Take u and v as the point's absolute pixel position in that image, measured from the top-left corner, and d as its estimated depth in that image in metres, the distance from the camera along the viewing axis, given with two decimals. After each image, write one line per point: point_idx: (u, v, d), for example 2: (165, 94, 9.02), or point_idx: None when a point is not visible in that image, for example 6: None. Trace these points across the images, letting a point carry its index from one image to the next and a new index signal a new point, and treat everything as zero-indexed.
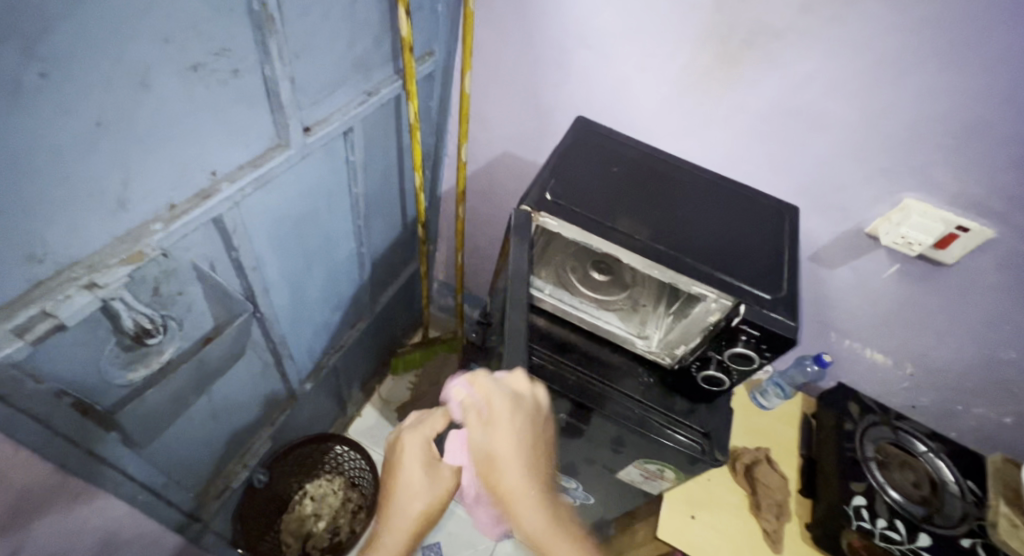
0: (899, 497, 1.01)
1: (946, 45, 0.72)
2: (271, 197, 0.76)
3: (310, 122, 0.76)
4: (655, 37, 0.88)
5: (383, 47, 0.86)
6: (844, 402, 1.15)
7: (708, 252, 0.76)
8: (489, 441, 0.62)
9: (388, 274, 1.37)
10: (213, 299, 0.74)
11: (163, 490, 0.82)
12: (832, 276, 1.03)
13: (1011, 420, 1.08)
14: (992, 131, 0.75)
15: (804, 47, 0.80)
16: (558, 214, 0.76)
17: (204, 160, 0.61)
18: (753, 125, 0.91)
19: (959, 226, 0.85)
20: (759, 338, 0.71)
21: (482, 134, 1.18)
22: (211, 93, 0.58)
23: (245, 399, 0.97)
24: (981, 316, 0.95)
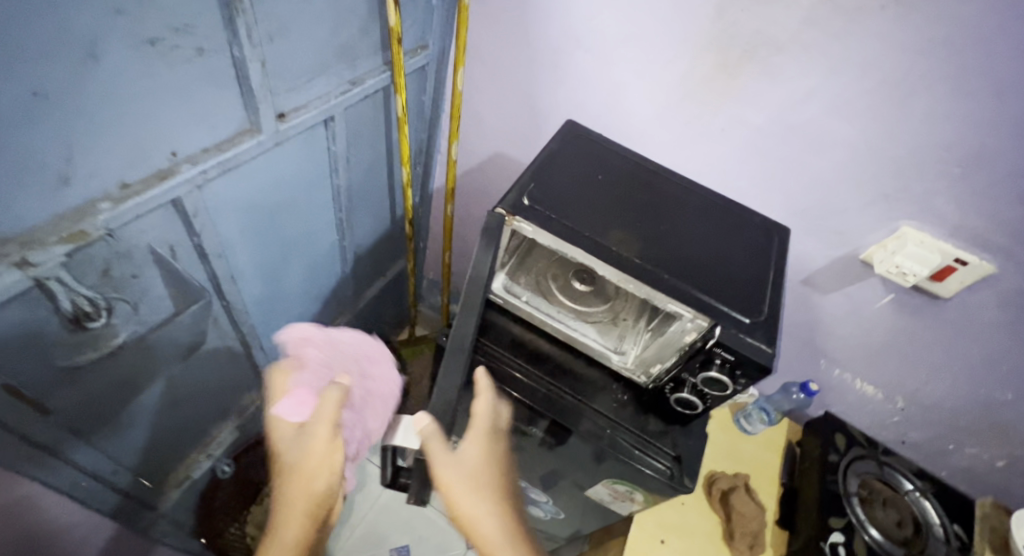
0: (879, 536, 0.98)
1: (951, 70, 0.68)
2: (239, 182, 0.74)
3: (285, 108, 0.75)
4: (651, 44, 0.86)
5: (371, 36, 0.84)
6: (830, 432, 1.11)
7: (689, 268, 0.73)
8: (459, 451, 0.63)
9: (374, 270, 1.34)
10: (171, 283, 0.73)
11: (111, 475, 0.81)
12: (823, 301, 1.00)
13: (1004, 464, 1.03)
14: (996, 162, 0.72)
15: (805, 62, 0.76)
16: (533, 219, 0.73)
17: (162, 140, 0.60)
18: (749, 139, 0.88)
19: (957, 259, 0.81)
20: (733, 363, 0.68)
21: (475, 132, 1.15)
22: (172, 71, 0.56)
23: (210, 387, 0.95)
24: (976, 353, 0.91)
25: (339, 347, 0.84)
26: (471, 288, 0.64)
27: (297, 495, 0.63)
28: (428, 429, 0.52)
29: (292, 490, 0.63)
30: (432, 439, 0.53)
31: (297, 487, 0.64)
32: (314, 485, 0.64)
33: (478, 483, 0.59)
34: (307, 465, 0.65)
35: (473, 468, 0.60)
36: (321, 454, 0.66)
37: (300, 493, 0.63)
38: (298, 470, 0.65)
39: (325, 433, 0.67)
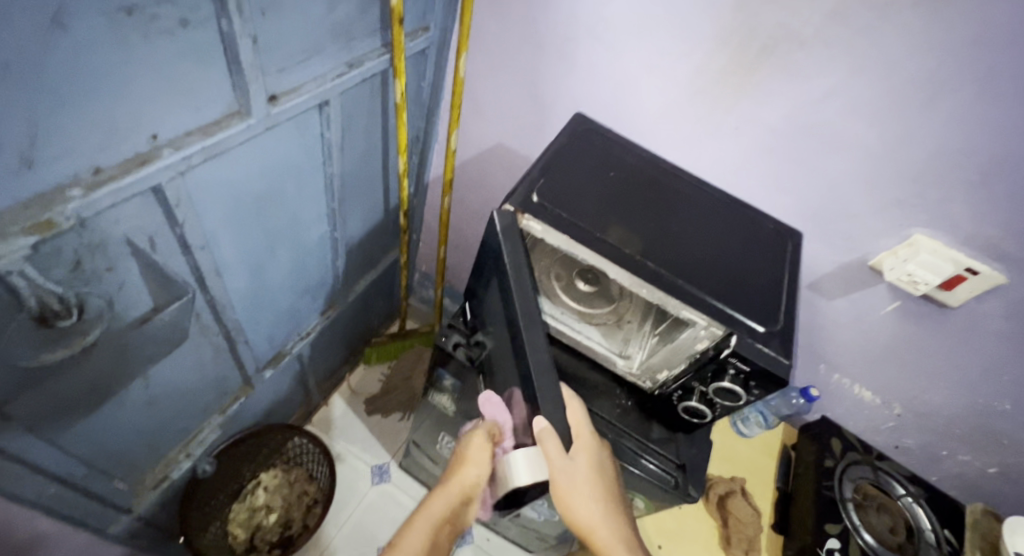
0: (873, 541, 0.96)
1: (977, 74, 0.66)
2: (225, 169, 0.69)
3: (277, 90, 0.69)
4: (666, 36, 0.82)
5: (369, 15, 0.79)
6: (827, 437, 1.11)
7: (703, 274, 0.70)
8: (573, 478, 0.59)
9: (365, 262, 1.29)
10: (149, 276, 0.68)
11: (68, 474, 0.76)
12: (828, 306, 0.98)
13: (995, 471, 1.03)
14: (1015, 171, 0.70)
15: (825, 60, 0.73)
16: (543, 218, 0.70)
17: (140, 121, 0.55)
18: (764, 139, 0.85)
19: (968, 268, 0.80)
20: (748, 374, 0.65)
21: (475, 121, 1.10)
22: (149, 43, 0.51)
23: (190, 384, 0.91)
24: (977, 362, 0.90)
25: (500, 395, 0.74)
26: (524, 303, 0.59)
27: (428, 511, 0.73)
28: (544, 432, 0.54)
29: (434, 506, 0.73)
30: (547, 441, 0.55)
31: (438, 499, 0.73)
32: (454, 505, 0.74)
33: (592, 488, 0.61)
34: (450, 486, 0.74)
35: (580, 478, 0.60)
36: (465, 475, 0.73)
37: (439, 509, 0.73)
38: (444, 490, 0.74)
39: (473, 468, 0.73)
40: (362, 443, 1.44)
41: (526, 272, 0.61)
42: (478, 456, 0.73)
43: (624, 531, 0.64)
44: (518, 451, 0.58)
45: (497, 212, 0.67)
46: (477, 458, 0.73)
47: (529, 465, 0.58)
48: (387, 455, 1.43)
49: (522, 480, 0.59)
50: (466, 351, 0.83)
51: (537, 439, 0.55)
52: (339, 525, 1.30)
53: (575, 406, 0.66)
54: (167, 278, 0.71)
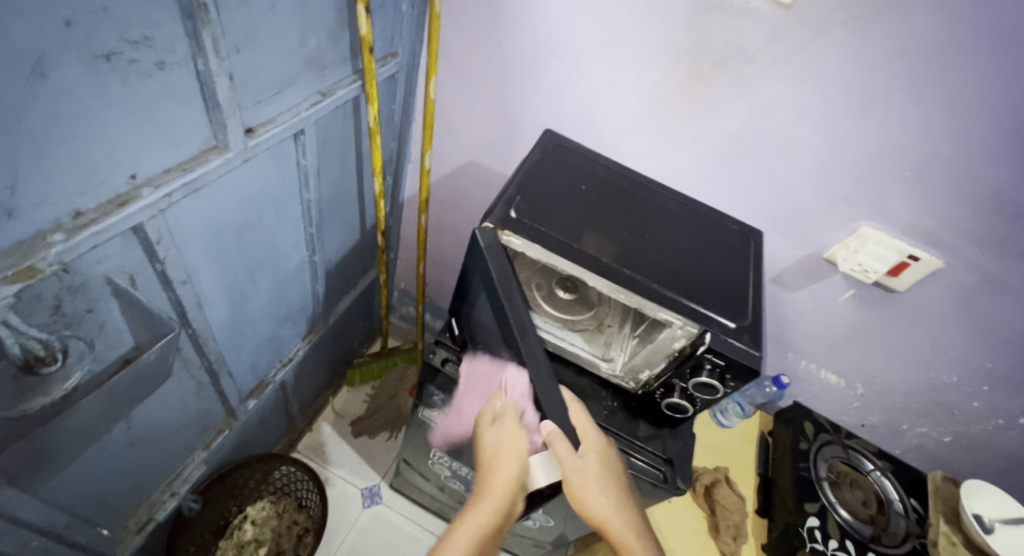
0: (848, 517, 1.02)
1: (904, 82, 0.73)
2: (204, 203, 0.70)
3: (253, 122, 0.71)
4: (626, 53, 0.86)
5: (339, 44, 0.81)
6: (800, 421, 1.16)
7: (675, 277, 0.75)
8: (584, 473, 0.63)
9: (344, 284, 1.29)
10: (131, 314, 0.68)
11: (49, 522, 0.74)
12: (791, 298, 1.04)
13: (950, 440, 1.11)
14: (942, 166, 0.77)
15: (771, 73, 0.79)
16: (522, 233, 0.73)
17: (122, 161, 0.56)
18: (721, 146, 0.90)
19: (910, 255, 0.87)
20: (723, 368, 0.70)
21: (446, 140, 1.13)
22: (129, 87, 0.52)
23: (173, 420, 0.89)
24: (926, 340, 0.98)
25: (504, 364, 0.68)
26: (515, 316, 0.62)
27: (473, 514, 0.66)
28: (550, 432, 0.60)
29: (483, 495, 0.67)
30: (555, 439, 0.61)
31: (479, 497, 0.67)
32: (507, 483, 0.68)
33: (599, 485, 0.65)
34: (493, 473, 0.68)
35: (590, 477, 0.64)
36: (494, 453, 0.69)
37: (492, 503, 0.66)
38: (487, 480, 0.68)
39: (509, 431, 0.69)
40: (350, 466, 1.43)
41: (513, 284, 0.65)
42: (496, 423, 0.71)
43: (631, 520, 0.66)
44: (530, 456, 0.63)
45: (480, 232, 0.70)
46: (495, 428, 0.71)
47: None
48: (377, 476, 1.42)
49: None
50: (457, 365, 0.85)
51: (547, 441, 0.61)
52: (332, 552, 1.28)
53: (578, 409, 0.70)
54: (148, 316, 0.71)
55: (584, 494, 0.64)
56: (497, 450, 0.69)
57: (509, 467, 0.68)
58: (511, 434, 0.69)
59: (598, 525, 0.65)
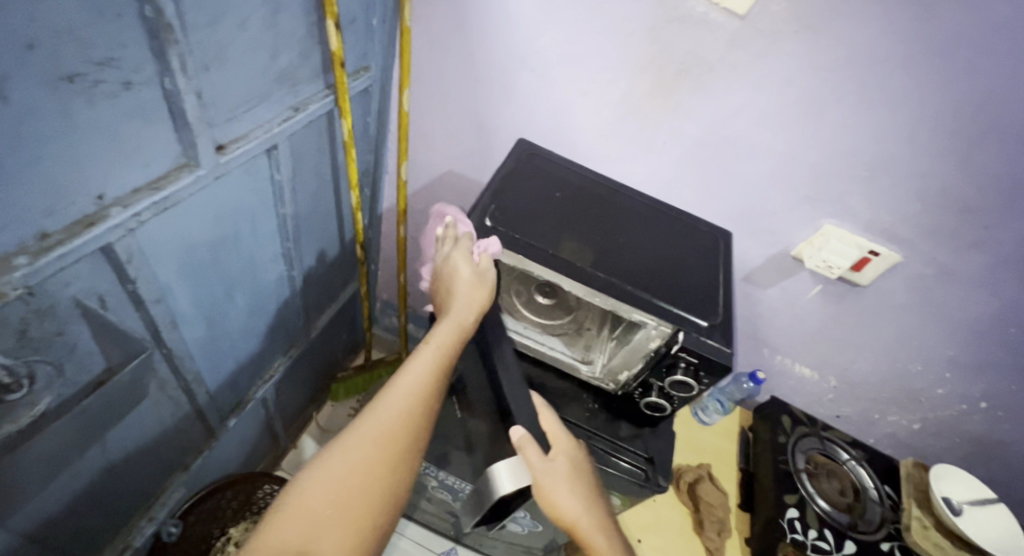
0: (827, 506, 1.05)
1: (855, 86, 0.77)
2: (176, 221, 0.69)
3: (224, 139, 0.71)
4: (595, 63, 0.89)
5: (311, 60, 0.81)
6: (777, 415, 1.20)
7: (648, 279, 0.77)
8: (554, 474, 0.61)
9: (324, 297, 1.28)
10: (103, 336, 0.67)
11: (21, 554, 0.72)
12: (763, 295, 1.08)
13: (919, 426, 1.15)
14: (896, 165, 0.81)
15: (732, 80, 0.82)
16: (496, 242, 0.74)
17: (89, 182, 0.55)
18: (690, 150, 0.93)
19: (871, 250, 0.91)
20: (698, 365, 0.72)
21: (422, 151, 1.14)
22: (94, 108, 0.52)
23: (149, 442, 0.88)
24: (892, 332, 1.02)
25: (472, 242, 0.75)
26: None
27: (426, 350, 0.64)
28: (523, 438, 0.59)
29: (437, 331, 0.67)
30: (526, 447, 0.59)
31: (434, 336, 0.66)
32: (464, 324, 0.68)
33: (569, 486, 0.62)
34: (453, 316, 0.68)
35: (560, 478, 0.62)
36: (455, 300, 0.70)
37: (450, 333, 0.66)
38: (445, 320, 0.68)
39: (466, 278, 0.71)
40: None
41: None
42: (464, 271, 0.71)
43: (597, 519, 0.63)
44: (501, 463, 0.58)
45: (450, 247, 0.73)
46: (463, 277, 0.71)
47: (509, 476, 0.58)
48: None
49: (504, 491, 0.58)
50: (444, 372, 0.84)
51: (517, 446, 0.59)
52: None
53: (549, 414, 0.68)
54: (120, 337, 0.70)
55: (554, 496, 0.61)
56: (457, 298, 0.70)
57: (467, 312, 0.69)
58: (476, 285, 0.70)
59: (567, 527, 0.62)
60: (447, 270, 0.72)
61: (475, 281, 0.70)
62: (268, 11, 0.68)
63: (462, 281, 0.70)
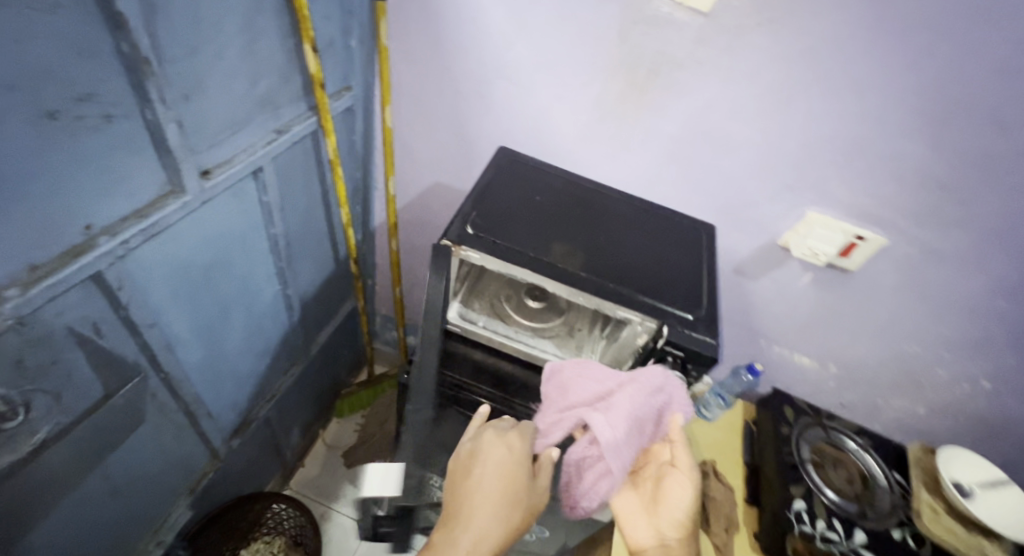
0: (836, 496, 1.04)
1: (823, 74, 0.78)
2: (166, 246, 0.72)
3: (209, 165, 0.73)
4: (568, 70, 0.91)
5: (291, 83, 0.84)
6: (779, 406, 1.18)
7: (633, 275, 0.78)
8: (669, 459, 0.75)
9: (323, 315, 1.30)
10: (100, 362, 0.69)
11: None
12: (754, 286, 1.08)
13: (924, 410, 1.14)
14: (871, 148, 0.82)
15: (702, 77, 0.84)
16: (480, 247, 0.75)
17: (78, 212, 0.58)
18: (667, 148, 0.94)
19: (857, 236, 0.91)
20: (685, 358, 0.71)
21: (409, 165, 1.16)
22: (78, 141, 0.54)
23: (153, 465, 0.89)
24: (886, 316, 1.02)
25: (609, 378, 0.69)
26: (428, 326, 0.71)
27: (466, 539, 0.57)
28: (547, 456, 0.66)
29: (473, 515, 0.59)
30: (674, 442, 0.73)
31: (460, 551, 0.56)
32: (512, 491, 0.61)
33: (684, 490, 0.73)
34: (484, 496, 0.60)
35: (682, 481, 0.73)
36: (490, 496, 0.60)
37: (496, 504, 0.60)
38: (477, 506, 0.59)
39: (502, 448, 0.65)
40: (343, 498, 1.42)
41: (441, 294, 0.73)
42: (511, 457, 0.64)
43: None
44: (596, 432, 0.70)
45: (432, 268, 0.74)
46: (506, 478, 0.62)
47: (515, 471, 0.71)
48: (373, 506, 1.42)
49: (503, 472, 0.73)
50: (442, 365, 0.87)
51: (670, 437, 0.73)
52: None
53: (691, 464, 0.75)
54: (114, 364, 0.72)
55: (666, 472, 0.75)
56: (496, 492, 0.61)
57: (508, 515, 0.60)
58: (522, 489, 0.62)
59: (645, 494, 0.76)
60: (483, 449, 0.64)
61: (524, 494, 0.62)
62: (245, 39, 0.71)
63: (506, 486, 0.61)
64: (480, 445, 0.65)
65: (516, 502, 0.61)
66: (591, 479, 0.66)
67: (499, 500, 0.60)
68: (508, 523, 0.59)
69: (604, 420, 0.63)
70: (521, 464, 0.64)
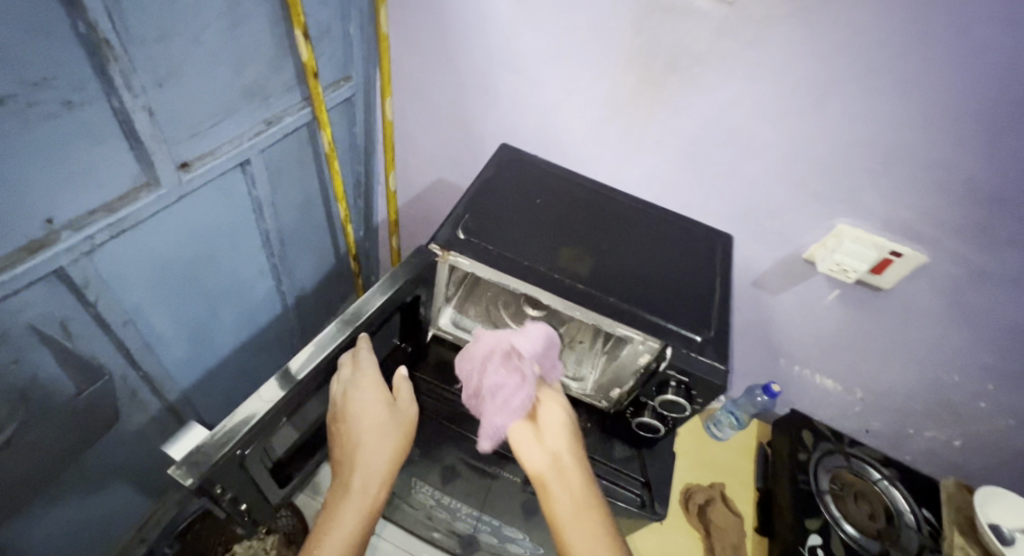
0: (856, 532, 0.96)
1: (861, 71, 0.69)
2: (140, 242, 0.68)
3: (189, 157, 0.69)
4: (578, 62, 0.84)
5: (282, 72, 0.79)
6: (798, 429, 1.10)
7: (636, 288, 0.71)
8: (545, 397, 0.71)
9: (322, 311, 1.27)
10: (68, 359, 0.67)
11: None
12: (774, 301, 1.00)
13: (960, 443, 1.04)
14: (913, 156, 0.73)
15: (724, 72, 0.76)
16: (470, 253, 0.69)
17: (38, 205, 0.54)
18: (684, 149, 0.87)
19: (892, 251, 0.82)
20: (689, 384, 0.65)
21: (412, 161, 1.11)
22: (32, 129, 0.51)
23: (134, 462, 0.87)
24: (922, 340, 0.92)
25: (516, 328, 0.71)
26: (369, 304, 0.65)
27: (358, 479, 0.58)
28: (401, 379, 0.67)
29: (362, 454, 0.59)
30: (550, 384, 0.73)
31: (355, 494, 0.58)
32: (391, 421, 0.62)
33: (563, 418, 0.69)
34: (366, 436, 0.60)
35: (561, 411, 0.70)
36: (372, 433, 0.61)
37: (381, 437, 0.61)
38: (363, 446, 0.60)
39: (366, 385, 0.62)
40: None
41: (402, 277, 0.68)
42: (377, 389, 0.63)
43: (599, 509, 0.61)
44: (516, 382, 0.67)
45: (395, 266, 0.69)
46: (379, 411, 0.62)
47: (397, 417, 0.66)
48: None
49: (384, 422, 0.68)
50: (431, 374, 0.79)
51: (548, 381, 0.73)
52: None
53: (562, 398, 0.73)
54: (84, 362, 0.69)
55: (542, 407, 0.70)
56: (375, 426, 0.61)
57: (390, 442, 0.61)
58: (396, 417, 0.63)
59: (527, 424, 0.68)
60: (351, 391, 0.62)
61: (389, 419, 0.62)
62: (226, 24, 0.66)
63: (372, 419, 0.61)
64: (346, 387, 0.62)
65: (394, 429, 0.62)
66: (494, 403, 0.65)
67: (375, 437, 0.60)
68: (393, 449, 0.61)
69: (526, 339, 0.66)
70: (385, 397, 0.63)
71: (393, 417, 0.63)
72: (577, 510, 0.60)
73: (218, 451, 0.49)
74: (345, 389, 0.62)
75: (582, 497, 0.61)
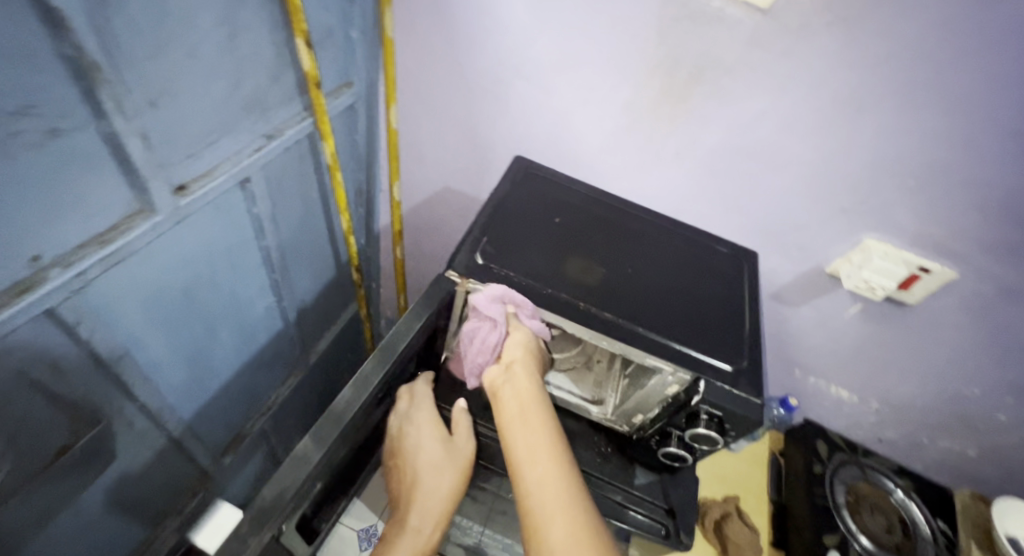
0: (870, 544, 0.93)
1: (900, 84, 0.66)
2: (135, 271, 0.63)
3: (186, 179, 0.65)
4: (595, 70, 0.80)
5: (282, 82, 0.74)
6: (812, 440, 1.09)
7: (663, 315, 0.68)
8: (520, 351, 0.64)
9: (322, 322, 1.22)
10: (60, 399, 0.62)
11: None
12: (793, 314, 0.97)
13: (976, 454, 1.03)
14: (949, 173, 0.70)
15: (753, 83, 0.72)
16: (490, 281, 0.65)
17: (23, 243, 0.50)
18: (706, 161, 0.83)
19: (920, 267, 0.80)
20: (722, 417, 0.61)
21: (417, 168, 1.06)
22: (16, 162, 0.46)
23: (133, 494, 0.83)
24: (944, 354, 0.90)
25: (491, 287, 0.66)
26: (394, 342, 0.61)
27: (414, 514, 0.55)
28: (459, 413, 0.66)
29: (418, 487, 0.57)
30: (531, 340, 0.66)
31: (410, 530, 0.54)
32: (446, 455, 0.61)
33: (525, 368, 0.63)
34: (422, 470, 0.58)
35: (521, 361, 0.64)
36: (428, 467, 0.59)
37: (437, 472, 0.59)
38: (418, 479, 0.58)
39: (423, 422, 0.62)
40: None
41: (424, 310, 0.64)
42: (435, 426, 0.62)
43: (546, 409, 0.59)
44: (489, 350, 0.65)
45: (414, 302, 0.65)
46: (436, 447, 0.61)
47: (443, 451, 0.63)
48: None
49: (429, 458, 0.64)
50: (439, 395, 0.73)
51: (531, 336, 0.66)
52: None
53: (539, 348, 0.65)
54: (78, 400, 0.64)
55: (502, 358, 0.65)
56: (433, 461, 0.59)
57: (448, 477, 0.59)
58: (453, 452, 0.61)
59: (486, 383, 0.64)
60: (407, 426, 0.62)
61: (445, 455, 0.61)
62: (224, 35, 0.61)
63: (428, 456, 0.59)
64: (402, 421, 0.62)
65: (450, 464, 0.60)
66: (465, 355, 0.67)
67: (431, 471, 0.58)
68: (450, 486, 0.58)
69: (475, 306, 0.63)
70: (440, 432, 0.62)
71: (448, 452, 0.61)
72: (522, 407, 0.59)
73: (249, 542, 0.46)
74: (400, 423, 0.62)
75: (528, 396, 0.60)
